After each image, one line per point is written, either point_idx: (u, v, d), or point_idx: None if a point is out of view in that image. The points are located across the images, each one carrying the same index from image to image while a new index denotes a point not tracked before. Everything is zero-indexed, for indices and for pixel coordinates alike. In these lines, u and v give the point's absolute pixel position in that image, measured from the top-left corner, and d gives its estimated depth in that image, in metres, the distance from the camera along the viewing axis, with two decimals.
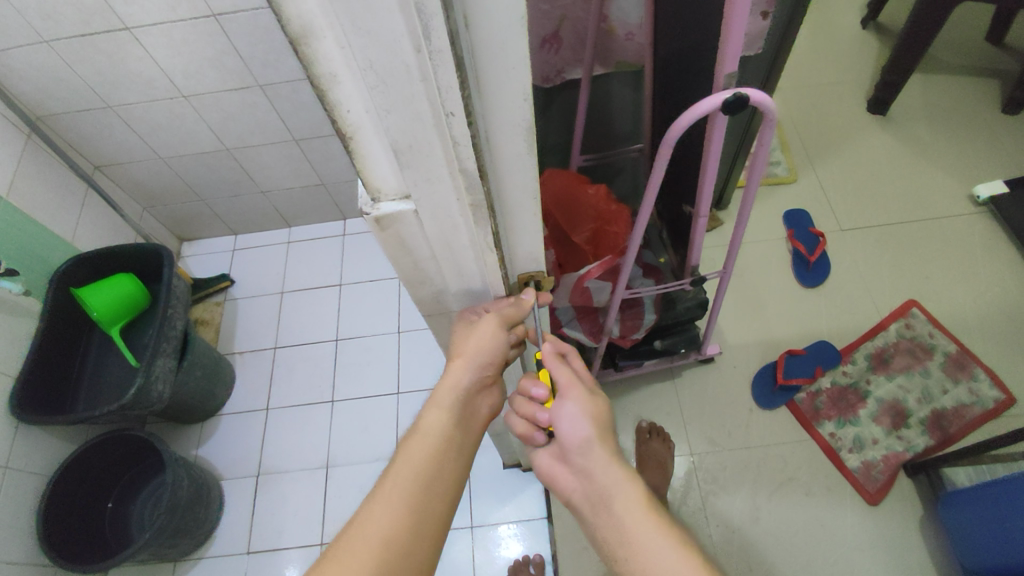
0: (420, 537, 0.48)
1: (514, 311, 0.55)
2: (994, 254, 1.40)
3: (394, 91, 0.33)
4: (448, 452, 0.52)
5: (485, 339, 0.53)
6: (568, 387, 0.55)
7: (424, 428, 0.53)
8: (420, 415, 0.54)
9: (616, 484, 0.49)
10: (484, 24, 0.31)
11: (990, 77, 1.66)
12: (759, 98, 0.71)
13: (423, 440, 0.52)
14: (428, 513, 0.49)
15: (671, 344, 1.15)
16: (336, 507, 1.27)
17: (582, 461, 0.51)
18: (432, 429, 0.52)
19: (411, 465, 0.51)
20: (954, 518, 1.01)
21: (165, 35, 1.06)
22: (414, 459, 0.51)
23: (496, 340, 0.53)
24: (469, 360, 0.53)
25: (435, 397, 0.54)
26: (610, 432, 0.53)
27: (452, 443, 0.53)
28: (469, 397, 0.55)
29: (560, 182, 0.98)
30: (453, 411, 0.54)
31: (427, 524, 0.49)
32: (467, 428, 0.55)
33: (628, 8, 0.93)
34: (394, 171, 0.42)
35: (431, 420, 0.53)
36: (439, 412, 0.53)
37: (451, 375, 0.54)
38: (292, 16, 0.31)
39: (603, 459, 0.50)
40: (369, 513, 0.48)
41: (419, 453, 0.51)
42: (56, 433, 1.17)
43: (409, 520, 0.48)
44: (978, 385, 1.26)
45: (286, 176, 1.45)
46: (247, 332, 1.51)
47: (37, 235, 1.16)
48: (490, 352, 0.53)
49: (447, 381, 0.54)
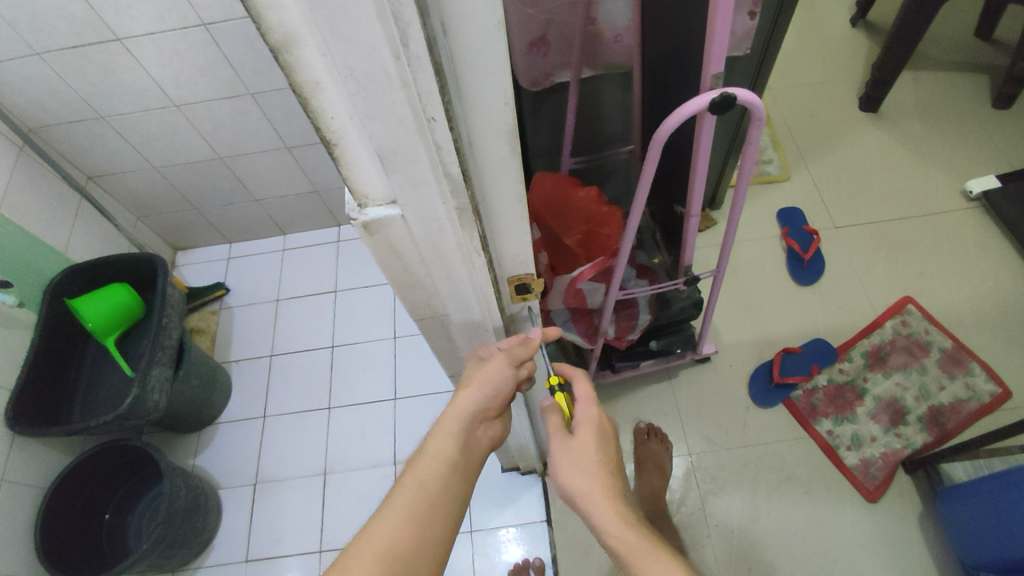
0: (421, 559, 0.47)
1: (525, 350, 0.57)
2: (987, 248, 1.41)
3: (377, 98, 0.33)
4: (452, 476, 0.51)
5: (494, 373, 0.55)
6: (555, 433, 0.57)
7: (431, 448, 0.52)
8: (427, 437, 0.53)
9: (609, 523, 0.49)
10: (462, 31, 0.32)
11: (979, 73, 1.67)
12: (745, 97, 0.71)
13: (430, 462, 0.51)
14: (431, 535, 0.48)
15: (667, 344, 1.16)
16: (335, 515, 1.26)
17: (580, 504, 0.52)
18: (438, 452, 0.52)
19: (417, 484, 0.50)
20: (953, 513, 1.01)
21: (154, 45, 1.06)
22: (420, 479, 0.50)
23: (506, 374, 0.55)
24: (479, 389, 0.55)
25: (443, 421, 0.54)
26: (604, 468, 0.53)
27: (456, 468, 0.52)
28: (474, 425, 0.55)
29: (550, 185, 0.97)
30: (459, 436, 0.53)
31: (429, 548, 0.48)
32: (470, 454, 0.54)
33: (615, 11, 0.94)
34: (380, 177, 0.42)
35: (437, 443, 0.52)
36: (446, 436, 0.53)
37: (458, 402, 0.54)
38: (272, 25, 0.31)
39: (597, 498, 0.51)
40: (376, 527, 0.48)
41: (426, 473, 0.51)
42: (51, 444, 1.16)
43: (413, 539, 0.48)
44: (975, 379, 1.26)
45: (280, 184, 1.45)
46: (244, 341, 1.50)
47: (30, 247, 1.15)
48: (498, 385, 0.55)
49: (455, 408, 0.54)
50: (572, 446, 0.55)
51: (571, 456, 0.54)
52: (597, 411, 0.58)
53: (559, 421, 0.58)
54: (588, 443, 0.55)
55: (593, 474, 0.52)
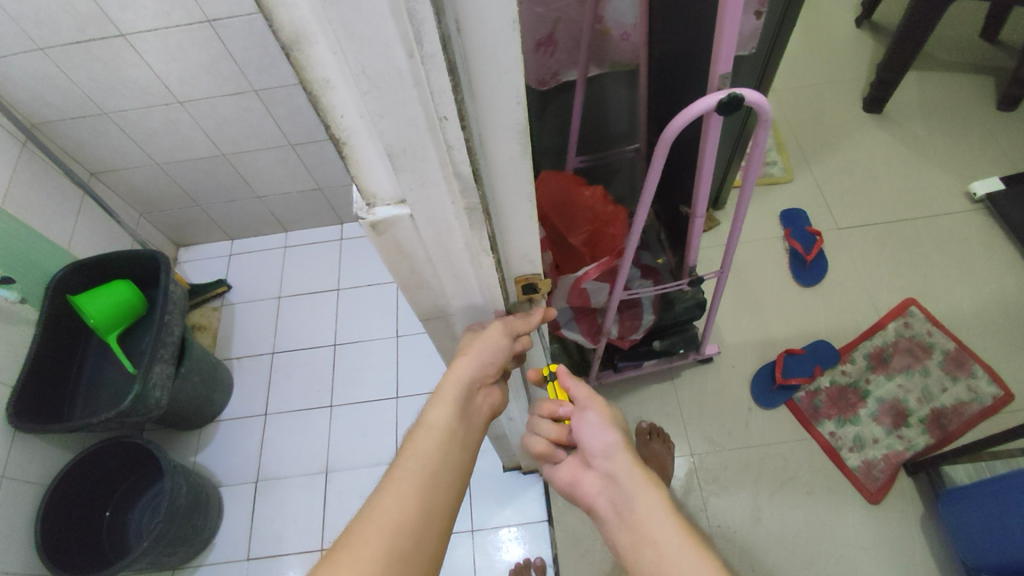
0: (429, 528, 0.47)
1: (524, 324, 0.57)
2: (991, 251, 1.41)
3: (390, 96, 0.33)
4: (454, 444, 0.51)
5: (491, 341, 0.54)
6: (590, 397, 0.56)
7: (428, 420, 0.52)
8: (424, 408, 0.52)
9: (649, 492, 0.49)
10: (475, 29, 0.31)
11: (984, 74, 1.67)
12: (752, 98, 0.71)
13: (429, 433, 0.51)
14: (435, 503, 0.48)
15: (670, 345, 1.15)
16: (336, 513, 1.26)
17: (607, 463, 0.52)
18: (436, 422, 0.51)
19: (418, 456, 0.49)
20: (955, 514, 1.01)
21: (159, 41, 1.05)
22: (422, 449, 0.50)
23: (502, 342, 0.54)
24: (475, 357, 0.54)
25: (440, 391, 0.53)
26: (627, 439, 0.54)
27: (457, 436, 0.52)
28: (472, 394, 0.55)
29: (555, 184, 0.97)
30: (458, 404, 0.53)
31: (435, 517, 0.48)
32: (469, 422, 0.54)
33: (623, 9, 0.93)
34: (389, 176, 0.42)
35: (435, 412, 0.52)
36: (444, 405, 0.52)
37: (455, 370, 0.53)
38: (283, 22, 0.31)
39: (626, 462, 0.51)
40: (380, 501, 0.47)
41: (426, 443, 0.50)
42: (53, 440, 1.16)
43: (418, 510, 0.47)
44: (978, 382, 1.26)
45: (283, 182, 1.45)
46: (246, 338, 1.50)
47: (31, 243, 1.15)
48: (496, 355, 0.54)
49: (452, 376, 0.53)
50: (606, 417, 0.55)
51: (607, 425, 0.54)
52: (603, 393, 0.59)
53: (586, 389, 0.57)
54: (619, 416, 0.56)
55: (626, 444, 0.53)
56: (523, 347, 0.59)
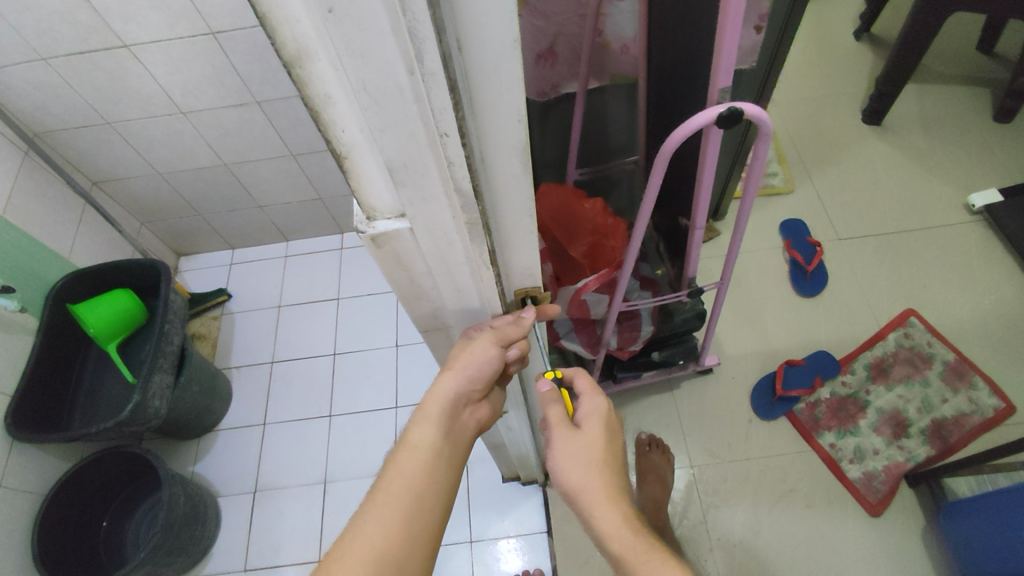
0: (413, 552, 0.47)
1: (516, 329, 0.55)
2: (990, 262, 1.41)
3: (389, 112, 0.33)
4: (440, 462, 0.51)
5: (477, 355, 0.53)
6: (560, 425, 0.56)
7: (413, 439, 0.52)
8: (410, 425, 0.53)
9: (613, 526, 0.48)
10: (477, 48, 0.32)
11: (981, 86, 1.68)
12: (751, 111, 0.71)
13: (414, 451, 0.51)
14: (421, 527, 0.48)
15: (670, 356, 1.15)
16: (334, 524, 1.25)
17: (581, 502, 0.51)
18: (422, 440, 0.52)
19: (402, 476, 0.50)
20: (957, 527, 1.00)
21: (162, 52, 1.06)
22: (405, 469, 0.50)
23: (491, 354, 0.53)
24: (460, 372, 0.53)
25: (425, 407, 0.53)
26: (606, 463, 0.52)
27: (443, 454, 0.52)
28: (459, 409, 0.55)
29: (557, 197, 0.97)
30: (443, 422, 0.53)
31: (420, 540, 0.48)
32: (457, 439, 0.54)
33: (622, 23, 0.95)
34: (388, 189, 0.42)
35: (421, 430, 0.52)
36: (428, 422, 0.52)
37: (440, 385, 0.54)
38: (286, 40, 0.31)
39: (595, 496, 0.50)
40: (363, 524, 0.47)
41: (410, 463, 0.50)
42: (50, 449, 1.15)
43: (402, 533, 0.47)
44: (978, 394, 1.25)
45: (284, 192, 1.45)
46: (246, 347, 1.50)
47: (32, 252, 1.15)
48: (482, 368, 0.54)
49: (437, 392, 0.54)
50: (580, 440, 0.54)
51: (577, 449, 0.53)
52: (605, 404, 0.57)
53: (562, 412, 0.57)
54: (595, 437, 0.54)
55: (597, 472, 0.51)
56: (521, 352, 0.56)
